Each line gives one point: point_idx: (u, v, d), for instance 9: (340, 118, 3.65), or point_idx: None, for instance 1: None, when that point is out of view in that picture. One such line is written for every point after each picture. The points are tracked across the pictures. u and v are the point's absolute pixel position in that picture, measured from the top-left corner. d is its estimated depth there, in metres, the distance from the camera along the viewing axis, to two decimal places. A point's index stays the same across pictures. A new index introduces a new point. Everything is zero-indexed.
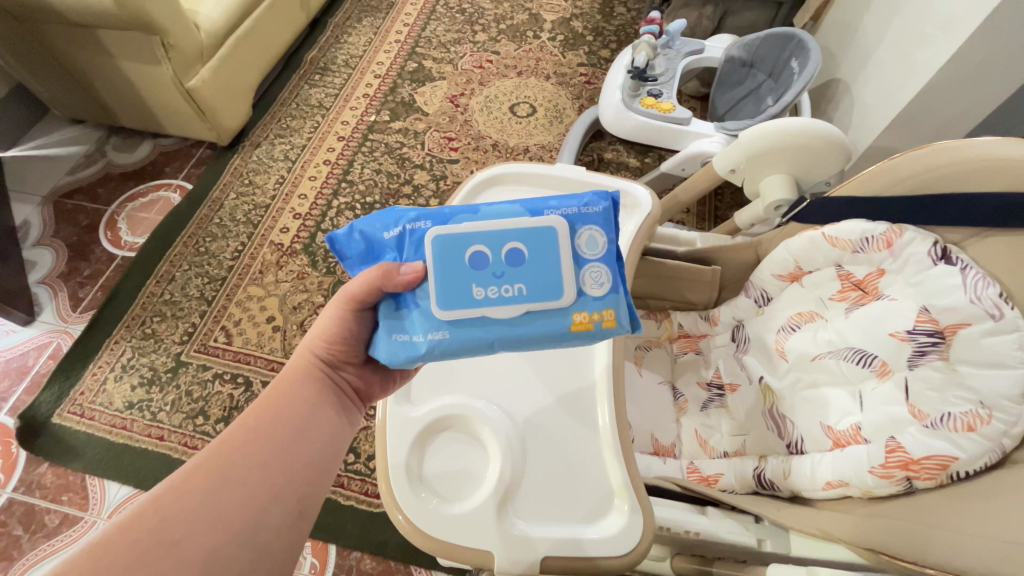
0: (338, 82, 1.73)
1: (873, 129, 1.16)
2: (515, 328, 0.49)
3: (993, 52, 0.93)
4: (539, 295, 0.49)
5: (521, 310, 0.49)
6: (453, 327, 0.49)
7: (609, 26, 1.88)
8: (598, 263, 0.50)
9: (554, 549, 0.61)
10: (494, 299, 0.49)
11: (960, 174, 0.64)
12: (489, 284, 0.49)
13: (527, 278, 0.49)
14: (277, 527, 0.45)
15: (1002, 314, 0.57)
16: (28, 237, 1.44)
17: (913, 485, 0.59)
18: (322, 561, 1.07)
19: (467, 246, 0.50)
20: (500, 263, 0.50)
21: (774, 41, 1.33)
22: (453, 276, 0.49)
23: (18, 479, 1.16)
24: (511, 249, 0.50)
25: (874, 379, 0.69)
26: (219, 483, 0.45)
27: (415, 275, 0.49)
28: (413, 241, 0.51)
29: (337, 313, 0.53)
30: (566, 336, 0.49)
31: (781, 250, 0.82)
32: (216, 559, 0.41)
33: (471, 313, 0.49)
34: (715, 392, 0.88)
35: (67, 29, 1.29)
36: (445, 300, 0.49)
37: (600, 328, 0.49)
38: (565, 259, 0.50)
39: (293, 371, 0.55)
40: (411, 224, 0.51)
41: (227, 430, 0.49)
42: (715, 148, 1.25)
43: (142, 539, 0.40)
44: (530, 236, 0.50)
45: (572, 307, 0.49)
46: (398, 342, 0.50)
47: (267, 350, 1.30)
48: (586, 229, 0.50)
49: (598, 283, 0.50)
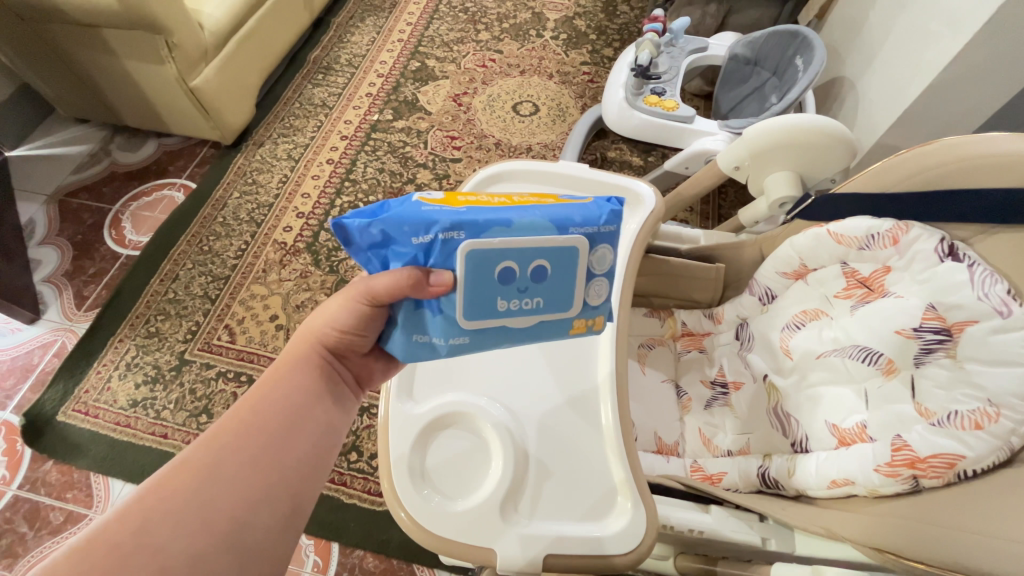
0: (342, 81, 1.73)
1: (878, 127, 1.15)
2: (526, 334, 0.53)
3: (1000, 49, 0.92)
4: (552, 307, 0.52)
5: (535, 320, 0.52)
6: (473, 333, 0.51)
7: (613, 24, 1.88)
8: (603, 278, 0.53)
9: (554, 548, 0.61)
10: (515, 310, 0.51)
11: (965, 171, 0.63)
12: (512, 297, 0.51)
13: (546, 292, 0.51)
14: (268, 525, 0.45)
15: (1010, 311, 0.56)
16: (33, 236, 1.45)
17: (920, 483, 0.58)
18: (324, 559, 1.07)
19: (497, 262, 0.48)
20: (525, 278, 0.50)
21: (777, 39, 1.32)
22: (481, 289, 0.49)
23: (23, 477, 1.16)
24: (537, 266, 0.50)
25: (880, 377, 0.68)
26: (207, 480, 0.44)
27: (445, 288, 0.47)
28: (445, 251, 0.47)
29: (344, 303, 0.51)
30: (565, 336, 0.55)
31: (784, 247, 0.81)
32: (201, 561, 0.41)
33: (491, 322, 0.51)
34: (719, 391, 0.87)
35: (72, 29, 1.29)
36: (471, 312, 0.49)
37: (590, 331, 0.55)
38: (582, 277, 0.51)
39: (291, 356, 0.54)
40: (445, 233, 0.47)
41: (219, 423, 0.48)
42: (718, 147, 1.24)
43: (124, 543, 0.40)
44: (556, 256, 0.50)
45: (576, 314, 0.54)
46: (418, 343, 0.52)
47: (270, 349, 1.30)
48: (602, 248, 0.52)
49: (599, 295, 0.54)
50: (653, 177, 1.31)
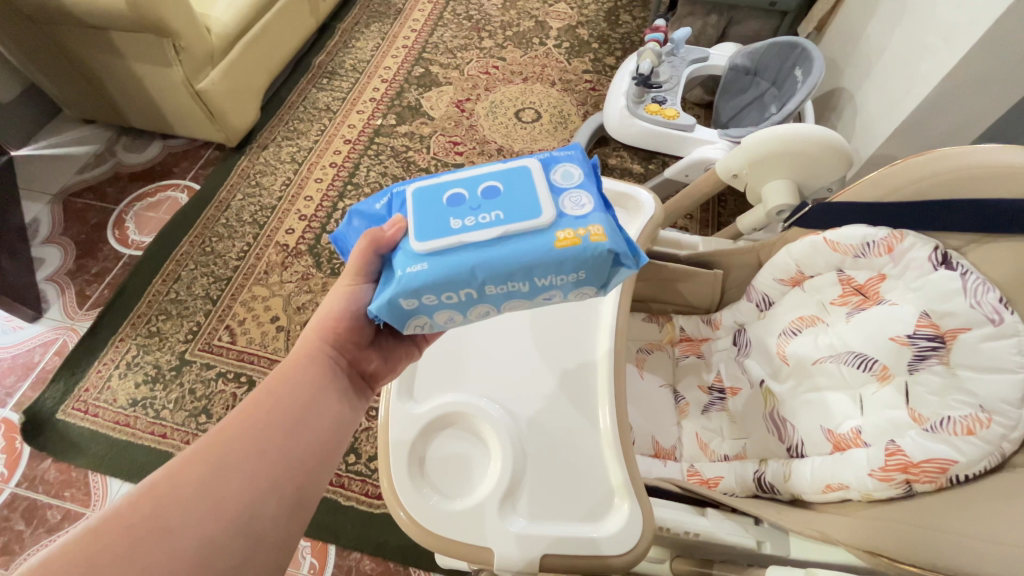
0: (346, 86, 1.75)
1: (876, 137, 1.17)
2: (496, 250, 0.48)
3: (996, 61, 0.94)
4: (517, 218, 0.50)
5: (500, 232, 0.49)
6: (431, 257, 0.49)
7: (615, 33, 1.90)
8: (574, 189, 0.52)
9: (553, 547, 0.61)
10: (473, 227, 0.50)
11: (959, 183, 0.64)
12: (467, 215, 0.51)
13: (504, 206, 0.51)
14: (275, 514, 0.46)
15: (1002, 318, 0.58)
16: (36, 235, 1.46)
17: (913, 488, 0.59)
18: (321, 561, 1.07)
19: (445, 191, 0.53)
20: (477, 199, 0.52)
21: (777, 50, 1.34)
22: (432, 214, 0.52)
23: (21, 474, 1.16)
24: (487, 187, 0.53)
25: (875, 384, 0.69)
26: (218, 468, 0.45)
27: (397, 228, 0.51)
28: (398, 201, 0.55)
29: (345, 292, 0.56)
30: (552, 252, 0.48)
31: (782, 255, 0.82)
32: (211, 548, 0.42)
33: (449, 241, 0.49)
34: (716, 396, 0.88)
35: (80, 31, 1.31)
36: (422, 233, 0.50)
37: (588, 241, 0.48)
38: (542, 187, 0.52)
39: (298, 353, 0.57)
40: (396, 190, 0.56)
41: (229, 417, 0.50)
42: (717, 155, 1.26)
43: (136, 525, 0.41)
44: (504, 175, 0.53)
45: (554, 226, 0.49)
46: (384, 285, 0.50)
47: (270, 350, 1.31)
48: (560, 166, 0.54)
49: (579, 206, 0.51)
50: (653, 184, 1.33)
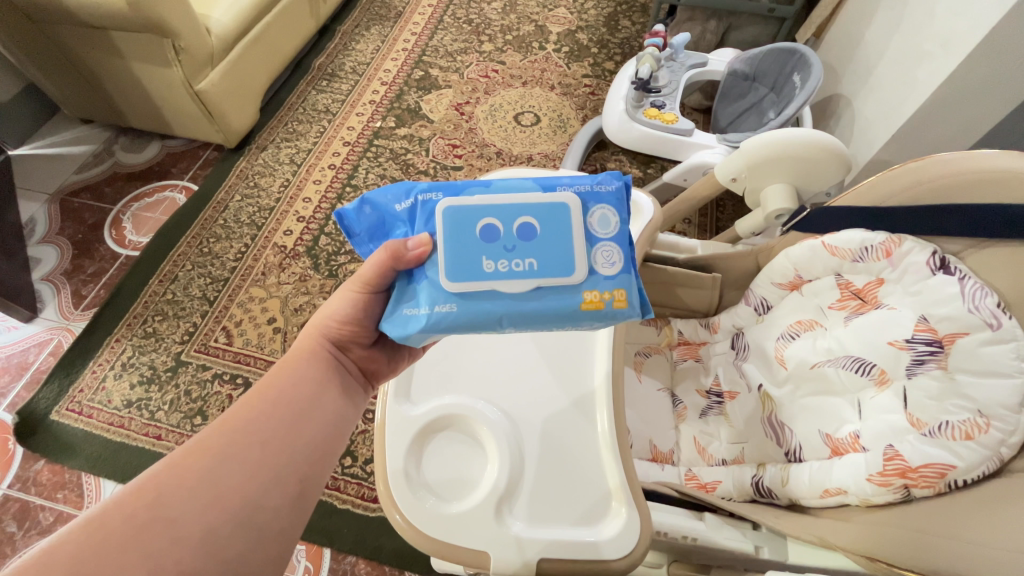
0: (345, 88, 1.75)
1: (874, 143, 1.17)
2: (525, 304, 0.49)
3: (993, 71, 0.94)
4: (550, 270, 0.49)
5: (532, 285, 0.49)
6: (461, 299, 0.48)
7: (614, 38, 1.90)
8: (610, 242, 0.51)
9: (550, 552, 0.61)
10: (504, 272, 0.49)
11: (956, 188, 0.64)
12: (500, 257, 0.49)
13: (538, 252, 0.49)
14: (277, 507, 0.46)
15: (1000, 323, 0.58)
16: (32, 235, 1.45)
17: (911, 493, 0.59)
18: (316, 565, 1.06)
19: (478, 218, 0.50)
20: (511, 237, 0.50)
21: (776, 56, 1.34)
22: (462, 248, 0.49)
23: (14, 475, 1.15)
24: (523, 224, 0.50)
25: (873, 388, 0.68)
26: (221, 460, 0.45)
27: (423, 248, 0.49)
28: (425, 212, 0.51)
29: (348, 294, 0.55)
30: (576, 312, 0.49)
31: (781, 259, 0.82)
32: (213, 538, 0.42)
33: (480, 285, 0.49)
34: (714, 400, 0.88)
35: (80, 30, 1.31)
36: (455, 272, 0.48)
37: (611, 307, 0.49)
38: (577, 235, 0.50)
39: (299, 349, 0.57)
40: (422, 196, 0.52)
41: (230, 409, 0.50)
42: (717, 159, 1.26)
43: (139, 513, 0.40)
44: (542, 213, 0.50)
45: (584, 284, 0.49)
46: (407, 315, 0.49)
47: (267, 352, 1.30)
48: (599, 207, 0.51)
49: (610, 263, 0.50)
50: (652, 188, 1.33)
